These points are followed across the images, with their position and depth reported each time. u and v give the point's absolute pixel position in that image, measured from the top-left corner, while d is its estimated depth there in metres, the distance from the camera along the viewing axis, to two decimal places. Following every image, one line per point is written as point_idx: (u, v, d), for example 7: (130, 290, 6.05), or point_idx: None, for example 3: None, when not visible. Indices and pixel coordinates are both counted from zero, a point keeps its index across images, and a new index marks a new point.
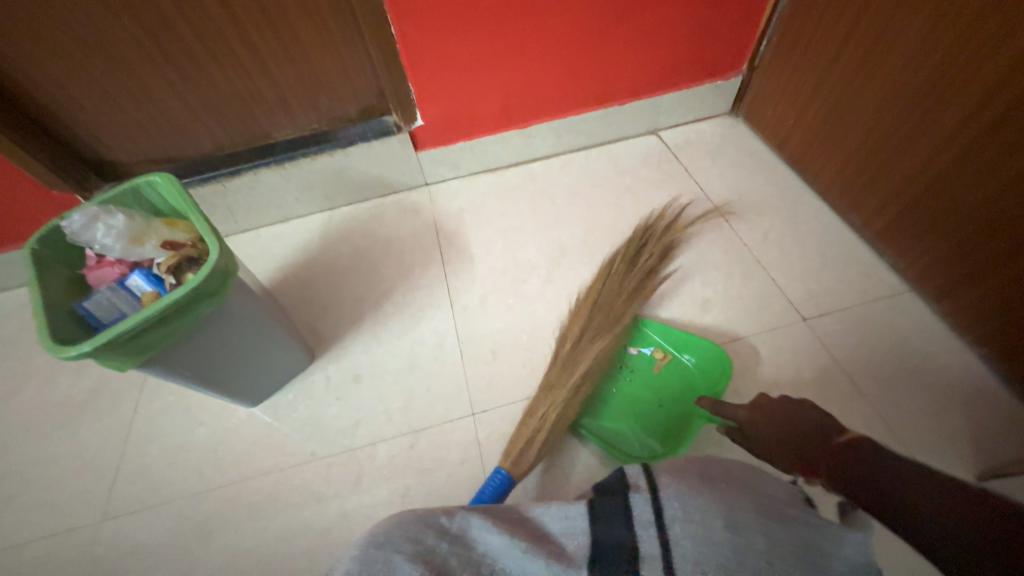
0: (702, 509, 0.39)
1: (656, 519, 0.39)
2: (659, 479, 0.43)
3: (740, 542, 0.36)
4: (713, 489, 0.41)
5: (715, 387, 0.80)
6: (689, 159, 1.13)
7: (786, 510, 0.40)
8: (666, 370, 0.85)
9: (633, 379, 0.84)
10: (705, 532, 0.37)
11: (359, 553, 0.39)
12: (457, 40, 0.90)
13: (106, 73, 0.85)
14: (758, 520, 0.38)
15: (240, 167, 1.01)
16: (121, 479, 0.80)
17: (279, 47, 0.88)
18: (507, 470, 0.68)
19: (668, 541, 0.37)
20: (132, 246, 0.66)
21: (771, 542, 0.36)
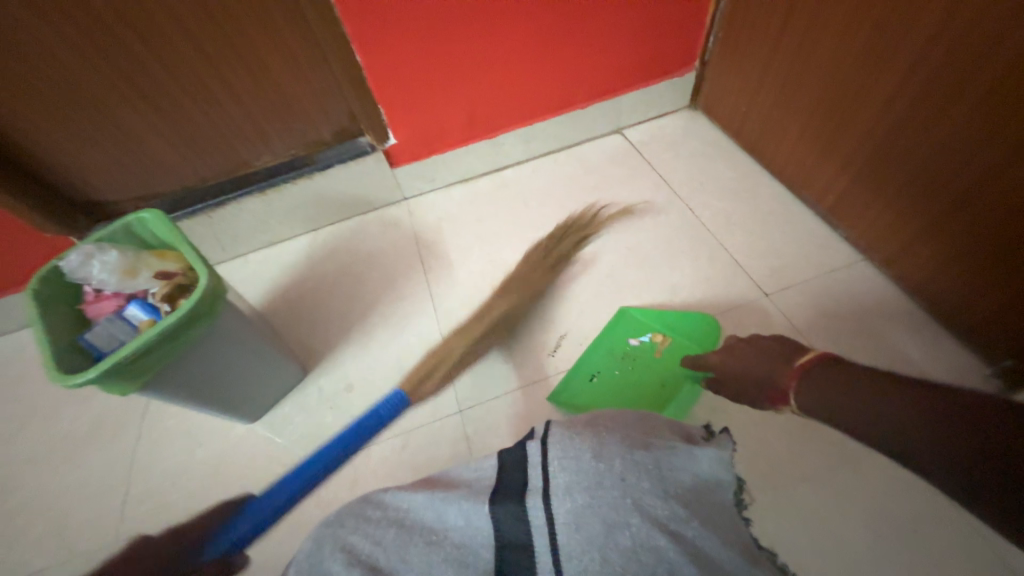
0: (577, 446, 0.45)
1: (542, 461, 0.45)
2: (551, 428, 0.49)
3: (601, 467, 0.43)
4: (593, 430, 0.49)
5: (700, 343, 0.86)
6: (652, 153, 1.19)
7: (648, 440, 0.48)
8: (667, 351, 0.87)
9: (636, 367, 0.86)
10: (576, 462, 0.44)
11: (313, 534, 0.45)
12: (419, 61, 0.96)
13: (93, 118, 0.90)
14: (622, 449, 0.45)
15: (224, 197, 1.06)
16: (130, 502, 0.84)
17: (251, 81, 0.94)
18: (405, 394, 0.86)
19: (549, 475, 0.43)
20: (126, 279, 0.70)
21: (629, 463, 0.44)
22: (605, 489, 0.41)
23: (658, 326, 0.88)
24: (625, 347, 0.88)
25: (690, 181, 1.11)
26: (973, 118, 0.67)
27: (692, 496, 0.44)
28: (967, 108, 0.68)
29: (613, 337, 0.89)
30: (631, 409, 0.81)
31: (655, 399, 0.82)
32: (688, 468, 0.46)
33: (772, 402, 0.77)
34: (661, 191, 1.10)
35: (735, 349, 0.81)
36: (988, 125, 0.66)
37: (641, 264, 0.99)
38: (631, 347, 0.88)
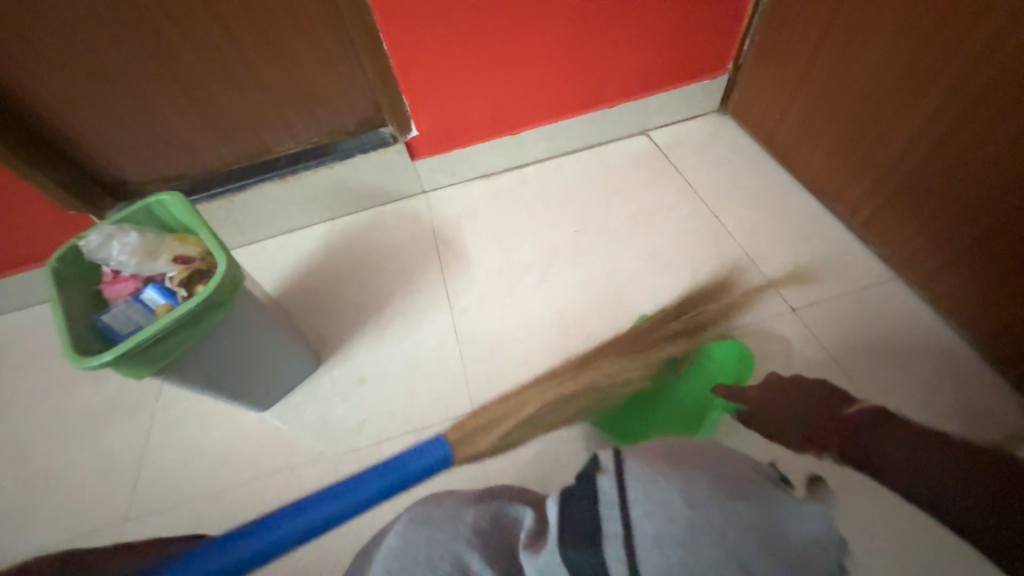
0: (665, 486, 0.34)
1: (621, 502, 0.35)
2: (626, 460, 0.37)
3: (699, 518, 0.32)
4: (674, 462, 0.35)
5: (734, 374, 0.82)
6: (679, 157, 1.15)
7: (751, 480, 0.35)
8: (689, 370, 0.84)
9: (657, 383, 0.83)
10: (664, 510, 0.33)
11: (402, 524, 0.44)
12: (446, 52, 0.94)
13: (117, 97, 0.90)
14: (721, 496, 0.33)
15: (244, 183, 1.06)
16: (140, 483, 0.84)
17: (275, 66, 0.92)
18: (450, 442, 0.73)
19: (630, 520, 0.33)
20: (145, 262, 0.70)
21: (728, 518, 0.32)
22: (703, 552, 0.31)
23: (679, 341, 0.85)
24: None
25: (717, 187, 1.08)
26: (1020, 139, 0.64)
27: (806, 559, 0.32)
28: (1014, 129, 0.64)
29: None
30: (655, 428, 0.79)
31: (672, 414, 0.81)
32: (802, 526, 0.34)
33: (812, 447, 0.67)
34: (686, 197, 1.07)
35: (771, 387, 0.74)
36: None
37: (664, 271, 0.96)
38: None
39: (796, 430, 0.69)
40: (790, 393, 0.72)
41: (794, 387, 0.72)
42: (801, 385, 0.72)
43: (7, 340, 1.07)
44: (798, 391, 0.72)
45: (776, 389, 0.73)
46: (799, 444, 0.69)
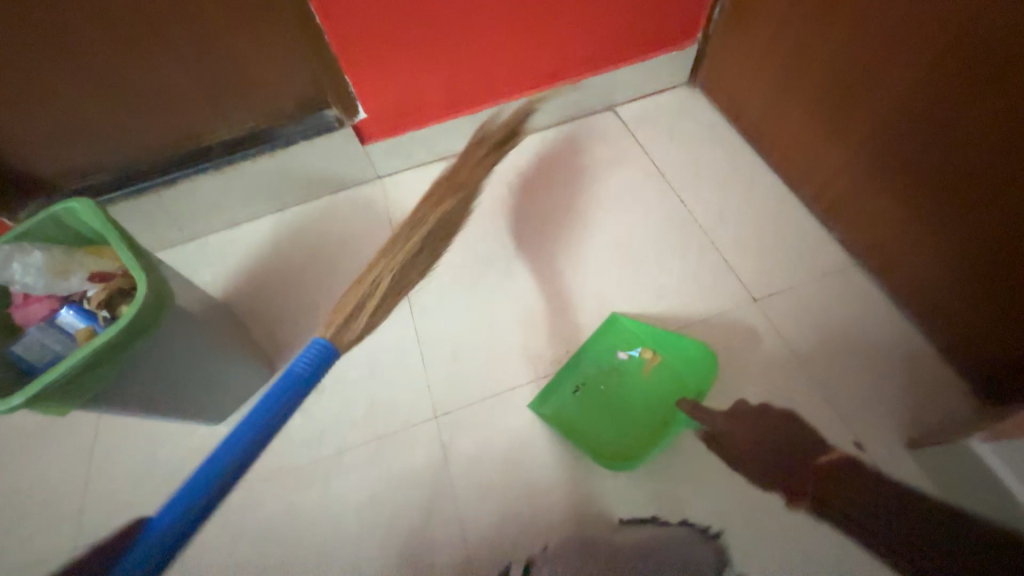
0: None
1: None
2: None
3: None
4: None
5: (699, 383, 0.79)
6: (646, 135, 1.10)
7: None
8: (656, 372, 0.83)
9: (624, 385, 0.82)
10: None
11: None
12: (389, 26, 0.85)
13: (6, 83, 0.78)
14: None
15: (175, 175, 0.96)
16: (90, 504, 0.80)
17: (194, 42, 0.81)
18: (328, 341, 0.58)
19: None
20: (57, 281, 0.63)
21: None
22: None
23: (650, 342, 0.84)
24: (613, 359, 0.85)
25: (684, 168, 1.04)
26: (986, 126, 0.62)
27: None
28: (993, 108, 0.60)
29: (599, 348, 0.86)
30: (617, 433, 0.79)
31: (636, 413, 0.80)
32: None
33: (786, 495, 0.73)
34: (653, 180, 1.04)
35: (740, 417, 0.79)
36: (1011, 133, 0.60)
37: (628, 261, 0.94)
38: (619, 360, 0.84)
39: (759, 465, 0.76)
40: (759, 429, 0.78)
41: (761, 420, 0.78)
42: (768, 421, 0.78)
43: None
44: (767, 427, 0.78)
45: (747, 423, 0.78)
46: (765, 482, 0.75)
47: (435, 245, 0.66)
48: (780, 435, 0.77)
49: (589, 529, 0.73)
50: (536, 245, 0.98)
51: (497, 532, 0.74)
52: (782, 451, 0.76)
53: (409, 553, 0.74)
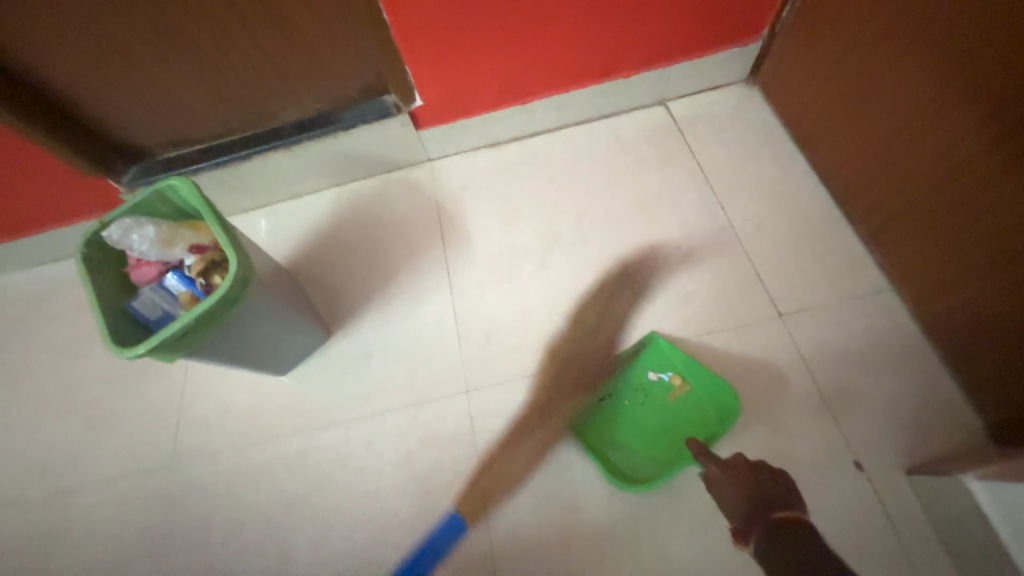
0: None
1: None
2: None
3: None
4: None
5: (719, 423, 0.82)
6: (695, 135, 1.10)
7: None
8: (681, 400, 0.87)
9: (646, 405, 0.87)
10: None
11: None
12: (451, 22, 0.88)
13: (118, 65, 0.89)
14: None
15: (250, 151, 1.06)
16: (182, 431, 0.98)
17: (274, 30, 0.89)
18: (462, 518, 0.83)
19: None
20: (165, 250, 0.75)
21: None
22: None
23: (681, 368, 0.88)
24: (642, 378, 0.89)
25: (730, 174, 1.04)
26: None
27: None
28: None
29: (631, 365, 0.90)
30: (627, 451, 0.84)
31: (647, 420, 0.86)
32: None
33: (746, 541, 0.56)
34: (695, 184, 1.04)
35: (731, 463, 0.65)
36: None
37: (659, 265, 0.98)
38: (648, 380, 0.89)
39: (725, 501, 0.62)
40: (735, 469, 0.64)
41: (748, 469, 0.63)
42: (770, 482, 0.60)
43: (51, 292, 1.17)
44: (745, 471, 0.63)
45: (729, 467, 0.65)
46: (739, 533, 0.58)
47: (550, 432, 0.87)
48: (771, 492, 0.59)
49: (592, 509, 0.82)
50: (572, 241, 1.03)
51: (509, 499, 0.84)
52: (758, 500, 0.58)
53: (432, 506, 0.85)
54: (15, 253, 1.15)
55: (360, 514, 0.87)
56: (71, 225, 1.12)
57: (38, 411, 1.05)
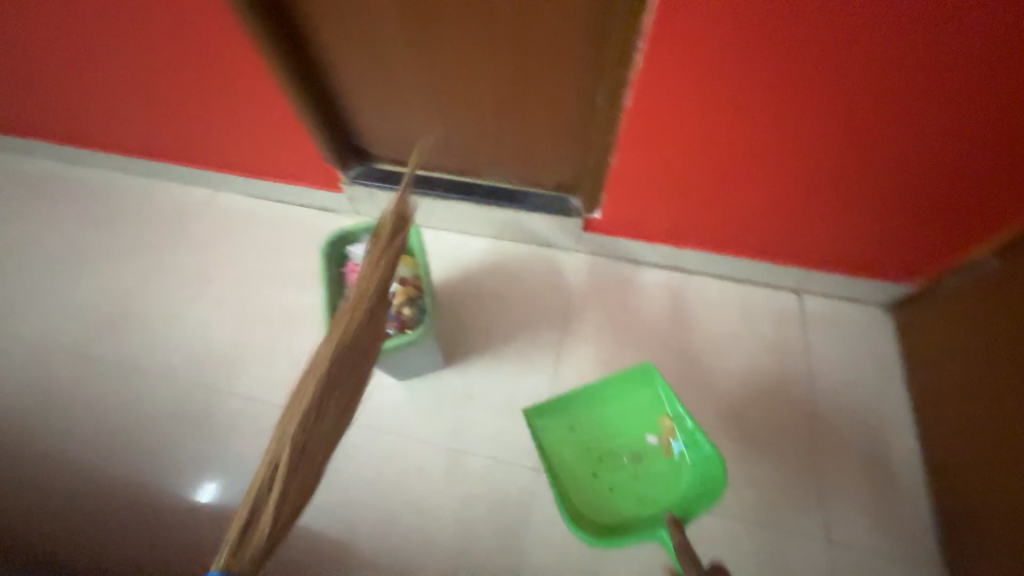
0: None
1: None
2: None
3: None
4: None
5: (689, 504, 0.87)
6: (816, 335, 1.20)
7: None
8: (676, 464, 0.94)
9: (647, 468, 0.95)
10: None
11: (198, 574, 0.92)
12: (655, 178, 1.06)
13: (393, 106, 1.14)
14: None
15: (449, 194, 1.27)
16: (310, 386, 1.21)
17: (519, 126, 1.11)
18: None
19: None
20: (381, 275, 0.98)
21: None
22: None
23: (658, 432, 0.97)
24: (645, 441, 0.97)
25: (832, 387, 1.15)
26: None
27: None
28: None
29: (609, 394, 1.00)
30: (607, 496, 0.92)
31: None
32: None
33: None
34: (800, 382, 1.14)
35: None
36: None
37: (739, 440, 1.10)
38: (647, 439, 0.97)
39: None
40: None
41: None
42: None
43: (250, 221, 1.44)
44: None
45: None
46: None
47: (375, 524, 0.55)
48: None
49: None
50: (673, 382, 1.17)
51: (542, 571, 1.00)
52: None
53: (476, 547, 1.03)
54: (243, 183, 1.44)
55: (420, 524, 1.05)
56: (292, 183, 1.38)
57: (216, 316, 1.32)
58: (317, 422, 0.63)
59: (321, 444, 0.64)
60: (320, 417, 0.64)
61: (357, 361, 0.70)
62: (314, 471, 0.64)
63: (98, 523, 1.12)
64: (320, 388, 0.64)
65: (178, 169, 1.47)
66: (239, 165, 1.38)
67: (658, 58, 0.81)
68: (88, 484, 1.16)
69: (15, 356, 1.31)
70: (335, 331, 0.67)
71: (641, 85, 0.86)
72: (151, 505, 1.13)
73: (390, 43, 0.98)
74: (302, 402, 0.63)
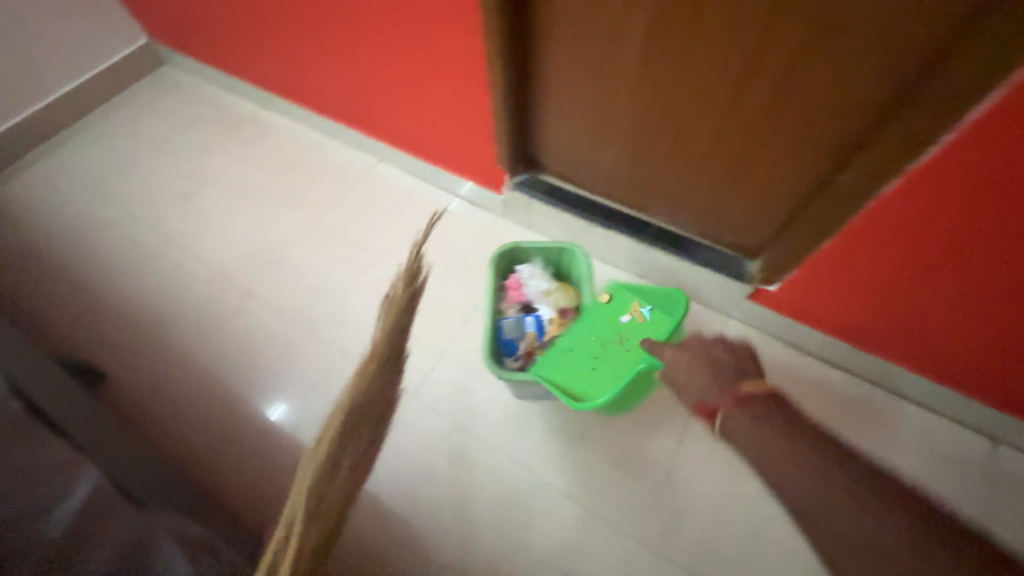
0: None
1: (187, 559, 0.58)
2: None
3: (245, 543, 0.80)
4: None
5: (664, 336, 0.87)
6: (999, 495, 1.02)
7: None
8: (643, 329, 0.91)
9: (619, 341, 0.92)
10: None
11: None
12: (864, 268, 0.93)
13: (588, 127, 1.09)
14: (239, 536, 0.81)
15: (613, 223, 1.22)
16: (430, 374, 1.23)
17: (721, 179, 1.02)
18: None
19: None
20: (542, 299, 0.98)
21: None
22: None
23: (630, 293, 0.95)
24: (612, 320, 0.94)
25: None
26: None
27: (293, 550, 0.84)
28: None
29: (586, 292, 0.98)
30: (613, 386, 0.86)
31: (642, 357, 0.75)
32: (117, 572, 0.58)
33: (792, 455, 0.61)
34: None
35: (839, 460, 0.58)
36: None
37: None
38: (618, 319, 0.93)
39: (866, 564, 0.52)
40: (853, 508, 0.54)
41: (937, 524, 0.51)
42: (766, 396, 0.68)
43: (409, 202, 1.52)
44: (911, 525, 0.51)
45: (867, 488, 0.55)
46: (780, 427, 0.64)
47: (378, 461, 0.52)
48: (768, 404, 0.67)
49: None
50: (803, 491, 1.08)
51: None
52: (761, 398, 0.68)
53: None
54: (413, 164, 1.51)
55: (510, 552, 1.03)
56: (459, 175, 1.42)
57: (361, 282, 1.41)
58: (334, 471, 0.49)
59: (336, 498, 0.49)
60: (337, 470, 0.49)
61: (383, 408, 0.53)
62: (336, 512, 0.49)
63: (208, 441, 1.21)
64: (343, 432, 0.49)
65: (359, 137, 1.57)
66: (416, 147, 1.45)
67: (961, 152, 0.70)
68: (212, 400, 1.26)
69: (188, 268, 1.47)
70: (369, 355, 0.52)
71: (921, 171, 0.75)
72: (258, 438, 1.20)
73: (621, 74, 0.94)
74: (319, 453, 0.49)
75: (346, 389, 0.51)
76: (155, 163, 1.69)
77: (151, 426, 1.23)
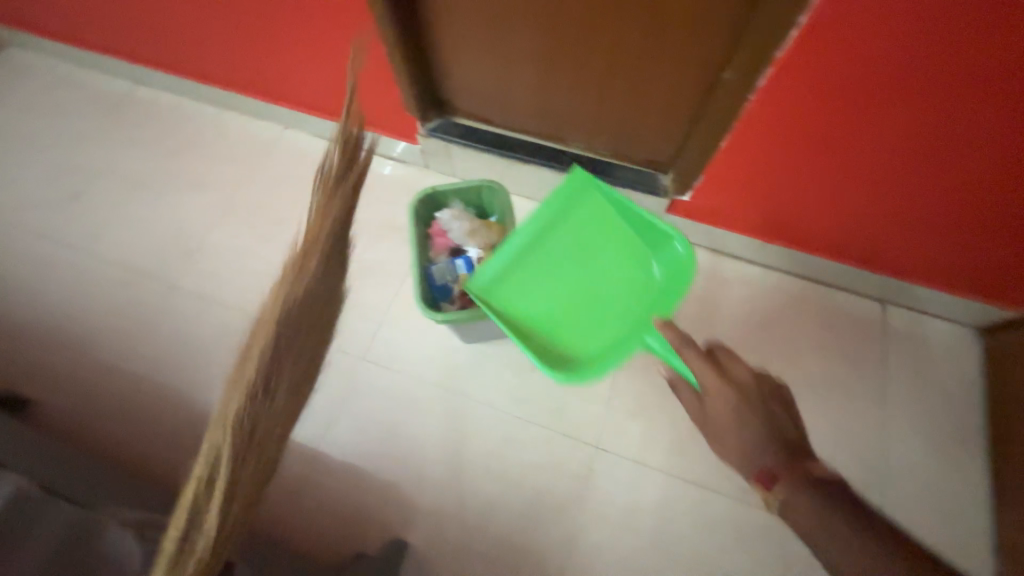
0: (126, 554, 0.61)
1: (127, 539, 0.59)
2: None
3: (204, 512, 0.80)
4: None
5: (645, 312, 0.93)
6: (895, 347, 1.17)
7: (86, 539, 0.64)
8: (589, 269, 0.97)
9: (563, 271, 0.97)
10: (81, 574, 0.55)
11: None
12: (765, 161, 0.98)
13: (489, 54, 1.05)
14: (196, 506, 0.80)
15: (531, 157, 1.23)
16: (376, 336, 1.24)
17: (624, 93, 1.03)
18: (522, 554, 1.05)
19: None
20: (467, 239, 0.99)
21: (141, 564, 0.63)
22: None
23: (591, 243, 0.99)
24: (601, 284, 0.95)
25: (904, 404, 1.12)
26: None
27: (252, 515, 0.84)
28: None
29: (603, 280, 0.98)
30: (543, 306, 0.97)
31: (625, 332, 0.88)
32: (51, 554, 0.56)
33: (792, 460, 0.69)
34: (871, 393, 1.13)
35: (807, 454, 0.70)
36: None
37: None
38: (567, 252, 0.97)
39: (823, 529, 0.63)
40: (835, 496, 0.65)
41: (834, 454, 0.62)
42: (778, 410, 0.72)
43: None
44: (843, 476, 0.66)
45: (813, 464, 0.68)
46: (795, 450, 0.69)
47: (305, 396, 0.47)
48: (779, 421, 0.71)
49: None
50: None
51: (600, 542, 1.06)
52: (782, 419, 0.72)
53: (534, 510, 1.08)
54: (318, 125, 1.42)
55: (478, 479, 1.11)
56: (368, 130, 1.35)
57: (288, 258, 1.36)
58: (256, 431, 0.44)
59: (260, 457, 0.44)
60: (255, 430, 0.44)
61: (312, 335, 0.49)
62: (261, 471, 0.45)
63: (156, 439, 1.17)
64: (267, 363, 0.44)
65: (254, 104, 1.45)
66: (315, 105, 1.35)
67: (828, 24, 0.73)
68: (153, 400, 1.22)
69: (95, 271, 1.36)
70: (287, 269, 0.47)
71: (798, 52, 0.78)
72: (212, 428, 1.19)
73: None
74: (245, 376, 0.44)
75: (272, 303, 0.46)
76: (28, 163, 1.50)
77: (94, 439, 1.17)
